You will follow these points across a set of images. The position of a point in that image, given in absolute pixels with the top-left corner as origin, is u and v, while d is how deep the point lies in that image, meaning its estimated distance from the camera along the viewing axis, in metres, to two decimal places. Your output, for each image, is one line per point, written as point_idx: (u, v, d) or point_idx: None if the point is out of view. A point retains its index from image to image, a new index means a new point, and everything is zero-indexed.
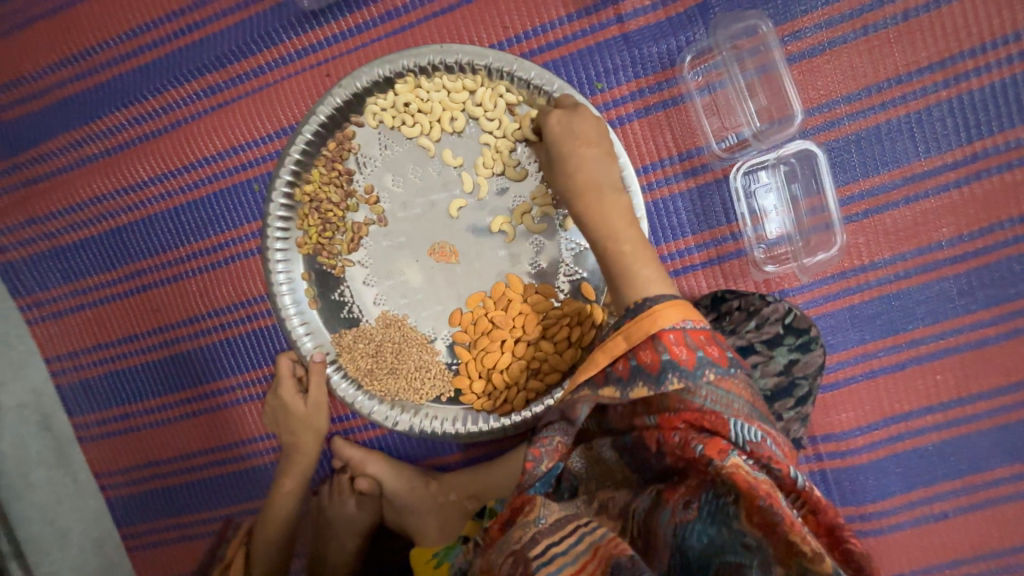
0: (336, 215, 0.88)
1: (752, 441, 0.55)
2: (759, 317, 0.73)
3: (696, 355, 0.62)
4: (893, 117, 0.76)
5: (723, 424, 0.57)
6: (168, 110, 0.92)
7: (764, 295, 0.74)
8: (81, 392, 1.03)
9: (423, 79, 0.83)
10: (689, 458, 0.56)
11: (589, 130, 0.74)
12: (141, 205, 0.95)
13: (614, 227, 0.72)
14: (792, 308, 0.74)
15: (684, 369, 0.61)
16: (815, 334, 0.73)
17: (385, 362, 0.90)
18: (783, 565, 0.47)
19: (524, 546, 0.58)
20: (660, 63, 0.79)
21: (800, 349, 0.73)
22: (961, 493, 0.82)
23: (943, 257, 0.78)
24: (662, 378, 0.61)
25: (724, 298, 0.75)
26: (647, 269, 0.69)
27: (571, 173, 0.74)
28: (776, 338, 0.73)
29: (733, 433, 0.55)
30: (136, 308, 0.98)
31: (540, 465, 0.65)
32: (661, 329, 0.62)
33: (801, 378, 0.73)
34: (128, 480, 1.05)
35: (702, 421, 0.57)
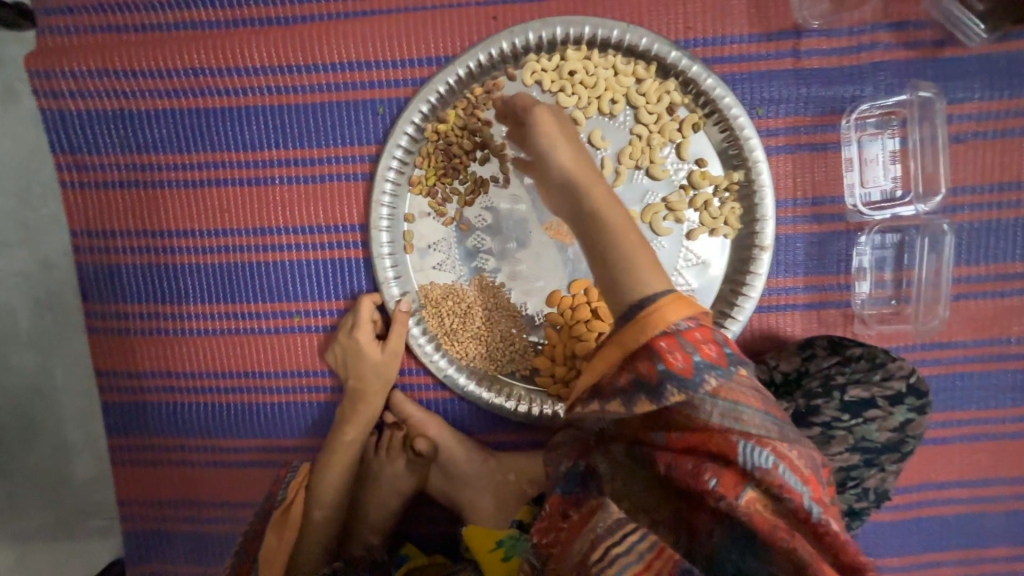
0: (462, 163, 0.84)
1: (761, 466, 0.54)
2: (885, 370, 0.74)
3: (693, 362, 0.56)
4: (1007, 217, 0.82)
5: (732, 447, 0.55)
6: (303, 0, 0.83)
7: (889, 351, 0.75)
8: (106, 278, 0.91)
9: (594, 53, 0.80)
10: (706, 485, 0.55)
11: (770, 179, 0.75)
12: (241, 92, 0.85)
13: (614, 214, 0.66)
14: (914, 369, 0.75)
15: (686, 381, 0.56)
16: (928, 399, 0.75)
17: (471, 326, 0.87)
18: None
19: (584, 555, 0.56)
20: (822, 107, 0.81)
21: (918, 411, 0.73)
22: (962, 562, 0.91)
23: (1010, 352, 0.86)
24: (660, 392, 0.57)
25: (845, 343, 0.76)
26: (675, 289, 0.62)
27: None
28: (899, 395, 0.73)
29: (742, 456, 0.54)
30: (202, 202, 0.88)
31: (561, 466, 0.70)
32: (654, 335, 0.58)
33: (908, 438, 0.75)
34: (135, 386, 0.93)
35: (716, 442, 0.56)
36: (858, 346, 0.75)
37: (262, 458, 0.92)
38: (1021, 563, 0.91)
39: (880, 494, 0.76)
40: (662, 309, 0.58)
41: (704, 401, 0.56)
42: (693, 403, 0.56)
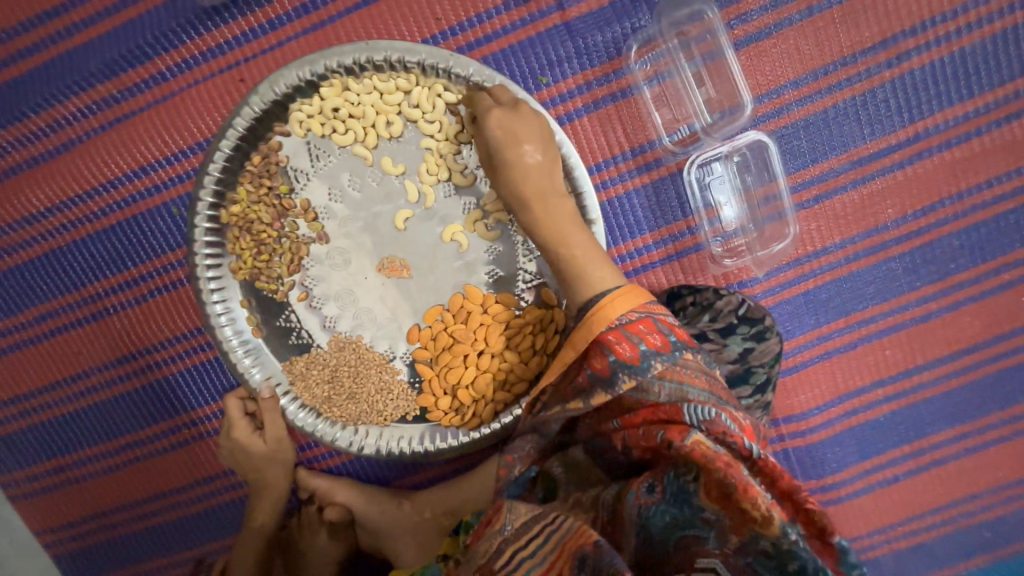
0: (272, 235, 0.81)
1: (707, 419, 0.57)
2: (712, 311, 0.75)
3: (610, 360, 0.63)
4: (840, 100, 0.75)
5: (677, 409, 0.59)
6: (58, 127, 0.80)
7: (717, 290, 0.75)
8: (4, 448, 0.93)
9: (350, 81, 0.75)
10: (653, 446, 0.57)
11: (530, 128, 0.70)
12: (41, 238, 0.83)
13: (561, 230, 0.71)
14: (746, 300, 0.75)
15: (633, 367, 0.62)
16: (767, 324, 0.74)
17: (342, 387, 0.86)
18: (737, 533, 0.50)
19: (488, 559, 0.58)
20: (606, 53, 0.74)
21: (753, 339, 0.74)
22: (909, 457, 0.87)
23: (891, 238, 0.80)
24: (591, 391, 0.64)
25: (678, 293, 0.77)
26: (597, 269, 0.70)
27: (513, 176, 0.70)
28: (729, 328, 0.75)
29: (688, 416, 0.57)
30: (54, 352, 0.88)
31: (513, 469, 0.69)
32: (603, 331, 0.64)
33: (757, 367, 0.75)
34: (74, 535, 0.97)
35: (659, 408, 0.60)
36: (686, 294, 0.76)
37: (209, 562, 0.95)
38: (969, 438, 0.87)
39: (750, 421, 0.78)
40: (609, 304, 0.66)
41: (654, 382, 0.62)
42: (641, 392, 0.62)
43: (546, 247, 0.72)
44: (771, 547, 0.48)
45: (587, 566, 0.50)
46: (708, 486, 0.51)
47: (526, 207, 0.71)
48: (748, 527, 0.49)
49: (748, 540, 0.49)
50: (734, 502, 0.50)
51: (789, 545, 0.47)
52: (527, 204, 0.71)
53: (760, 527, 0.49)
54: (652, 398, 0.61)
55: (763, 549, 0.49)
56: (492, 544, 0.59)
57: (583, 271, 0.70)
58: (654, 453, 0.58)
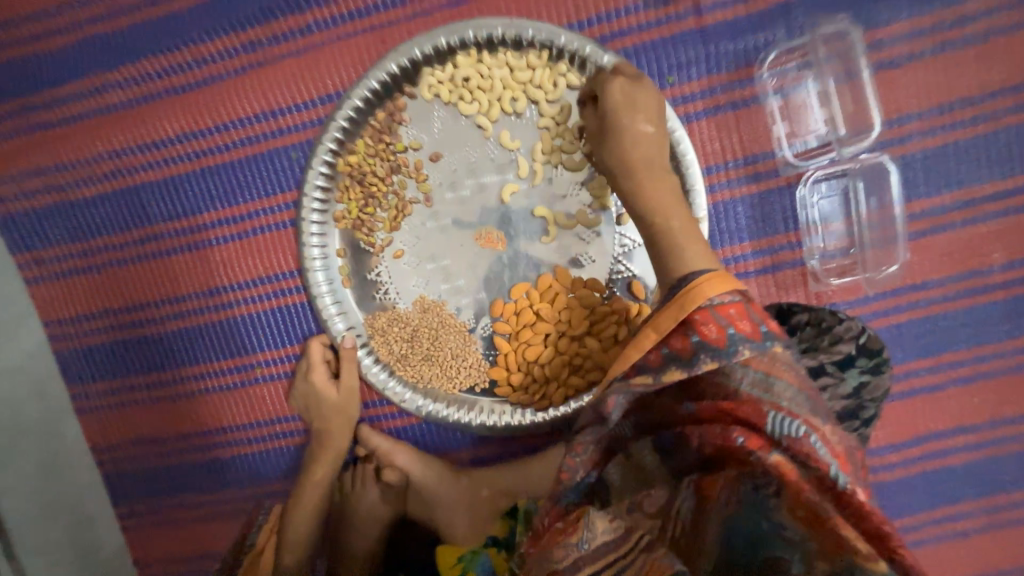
0: (380, 190, 0.83)
1: (791, 434, 0.47)
2: (833, 334, 0.70)
3: (729, 333, 0.52)
4: (963, 138, 0.76)
5: (760, 415, 0.49)
6: (202, 64, 0.85)
7: (835, 312, 0.71)
8: (82, 359, 0.96)
9: (486, 54, 0.78)
10: (727, 448, 0.49)
11: (647, 105, 0.69)
12: (163, 164, 0.88)
13: (663, 204, 0.64)
14: (864, 326, 0.72)
15: (755, 342, 0.52)
16: (885, 357, 0.71)
17: (420, 348, 0.86)
18: (828, 560, 0.43)
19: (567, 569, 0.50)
20: (734, 62, 0.77)
21: (870, 372, 0.71)
22: (983, 512, 0.84)
23: (993, 282, 0.79)
24: (694, 362, 0.51)
25: (792, 310, 0.71)
26: (675, 218, 0.61)
27: (624, 144, 0.67)
28: (849, 358, 0.70)
29: (773, 426, 0.48)
30: (150, 274, 0.92)
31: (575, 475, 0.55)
32: (692, 309, 0.53)
33: (869, 402, 0.71)
34: (128, 456, 0.99)
35: (739, 409, 0.50)
36: (808, 314, 0.70)
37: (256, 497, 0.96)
38: None
39: None
40: (702, 285, 0.55)
41: (737, 370, 0.51)
42: (730, 370, 0.51)
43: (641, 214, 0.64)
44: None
45: None
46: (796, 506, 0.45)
47: (630, 174, 0.66)
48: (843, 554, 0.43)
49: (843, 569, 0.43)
50: (821, 526, 0.44)
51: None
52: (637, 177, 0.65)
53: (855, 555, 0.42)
54: (734, 391, 0.51)
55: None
56: (569, 558, 0.51)
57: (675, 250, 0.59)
58: (725, 454, 0.49)
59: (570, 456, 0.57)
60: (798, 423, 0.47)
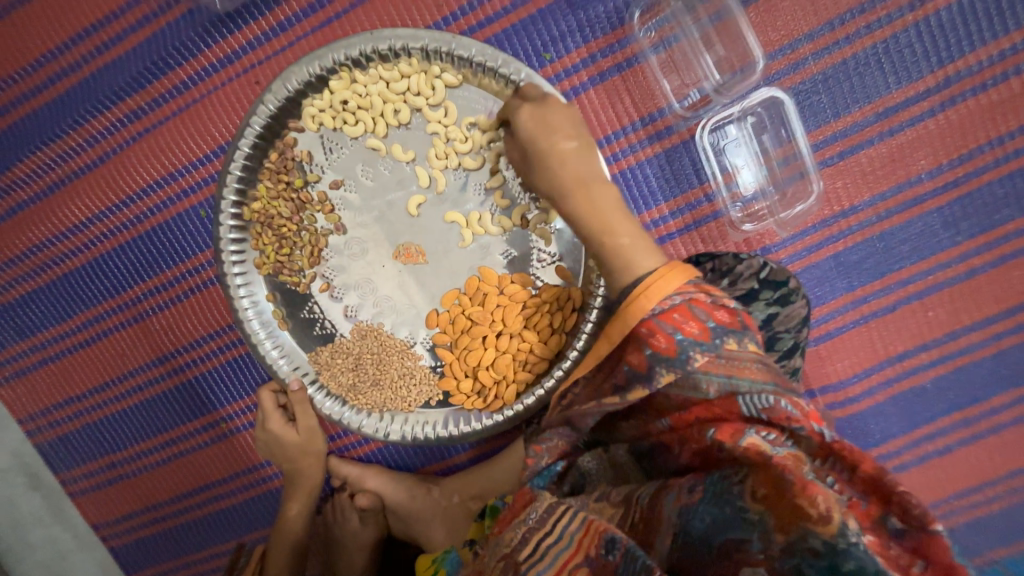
0: (291, 230, 0.83)
1: (766, 407, 0.52)
2: (732, 274, 0.72)
3: (677, 340, 0.56)
4: (861, 49, 0.72)
5: (733, 402, 0.53)
6: (94, 142, 0.85)
7: (736, 254, 0.73)
8: (61, 448, 0.99)
9: (357, 73, 0.77)
10: (704, 449, 0.53)
11: (559, 118, 0.69)
12: (85, 248, 0.89)
13: (610, 217, 0.66)
14: (768, 262, 0.72)
15: (706, 344, 0.55)
16: (793, 287, 0.71)
17: (367, 375, 0.87)
18: (784, 532, 0.47)
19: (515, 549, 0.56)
20: (609, 24, 0.74)
21: (778, 302, 0.71)
22: (961, 426, 0.82)
23: (925, 192, 0.75)
24: (653, 374, 0.56)
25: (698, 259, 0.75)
26: (621, 235, 0.64)
27: (551, 166, 0.67)
28: (752, 293, 0.71)
29: (745, 408, 0.52)
30: (101, 355, 0.94)
31: (541, 460, 0.65)
32: (638, 323, 0.58)
33: (784, 332, 0.71)
34: (129, 527, 1.03)
35: (713, 406, 0.54)
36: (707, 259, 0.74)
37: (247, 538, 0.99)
38: None
39: None
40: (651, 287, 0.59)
41: (699, 376, 0.55)
42: (687, 379, 0.55)
43: (591, 235, 0.66)
44: (823, 545, 0.45)
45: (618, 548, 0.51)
46: (755, 485, 0.49)
47: (570, 195, 0.67)
48: (799, 523, 0.46)
49: (796, 541, 0.46)
50: (788, 500, 0.46)
51: (846, 543, 0.45)
52: (569, 194, 0.67)
53: (808, 522, 0.45)
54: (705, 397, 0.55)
55: (812, 547, 0.46)
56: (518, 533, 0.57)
57: (631, 259, 0.63)
58: (704, 456, 0.53)
59: (537, 444, 0.67)
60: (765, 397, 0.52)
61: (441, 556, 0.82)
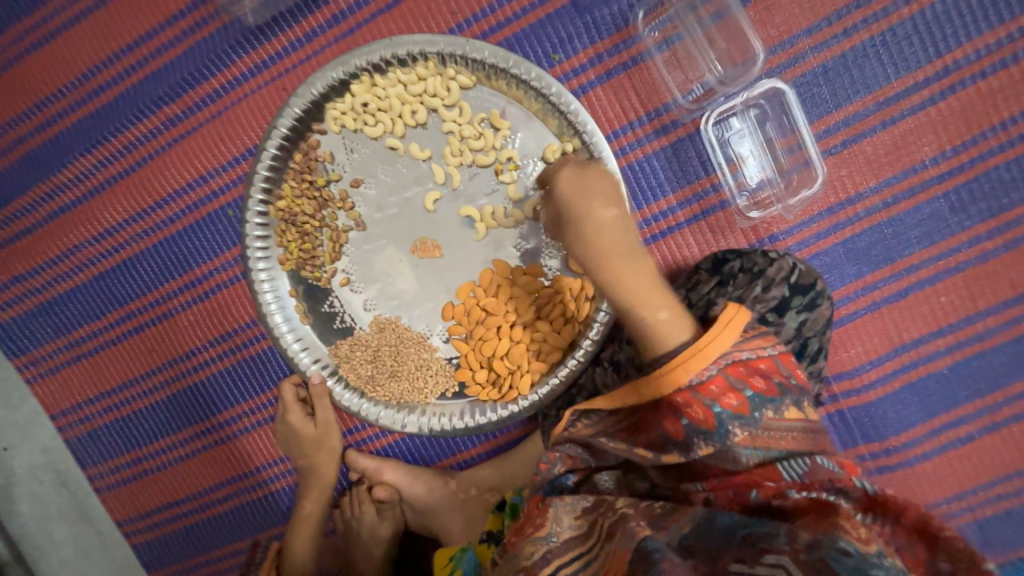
0: (313, 226, 0.87)
1: (805, 472, 0.56)
2: (765, 279, 0.71)
3: (716, 412, 0.58)
4: (859, 42, 0.74)
5: (774, 470, 0.57)
6: (132, 149, 0.91)
7: (766, 255, 0.73)
8: (90, 443, 1.03)
9: (377, 77, 0.81)
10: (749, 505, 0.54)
11: (599, 185, 0.69)
12: (120, 248, 0.94)
13: (644, 292, 0.66)
14: (796, 264, 0.72)
15: (745, 418, 0.58)
16: (819, 289, 0.71)
17: (384, 367, 0.89)
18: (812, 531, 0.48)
19: (533, 564, 0.54)
20: (614, 25, 0.78)
21: (808, 309, 0.71)
22: (982, 413, 0.81)
23: (931, 177, 0.76)
24: (692, 446, 0.59)
25: (726, 259, 0.75)
26: (659, 311, 0.64)
27: (588, 236, 0.67)
28: (784, 301, 0.70)
29: (786, 475, 0.56)
30: (131, 350, 0.98)
31: (554, 467, 0.64)
32: (670, 393, 0.60)
33: (812, 338, 0.72)
34: (150, 524, 1.04)
35: (754, 475, 0.57)
36: (738, 261, 0.73)
37: (265, 535, 1.00)
38: None
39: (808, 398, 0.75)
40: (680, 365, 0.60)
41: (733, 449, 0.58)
42: (725, 453, 0.58)
43: (623, 306, 0.66)
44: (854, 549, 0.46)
45: None
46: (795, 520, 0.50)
47: (602, 267, 0.67)
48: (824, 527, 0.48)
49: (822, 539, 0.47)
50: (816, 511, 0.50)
51: (872, 563, 0.45)
52: (604, 262, 0.66)
53: (841, 530, 0.48)
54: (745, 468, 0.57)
55: (843, 548, 0.47)
56: (536, 551, 0.55)
57: (665, 335, 0.64)
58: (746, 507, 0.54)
59: (552, 450, 0.65)
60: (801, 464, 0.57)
61: (457, 555, 0.82)
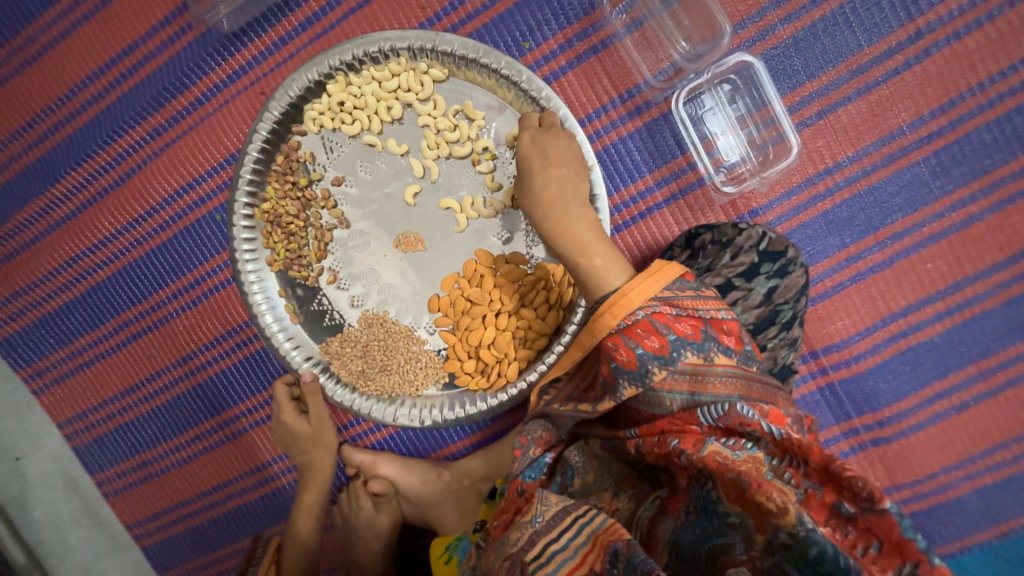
0: (298, 226, 0.88)
1: (721, 415, 0.56)
2: (734, 247, 0.73)
3: (638, 354, 0.59)
4: (829, 10, 0.74)
5: (692, 415, 0.57)
6: (121, 159, 0.93)
7: (735, 225, 0.74)
8: (97, 449, 1.05)
9: (352, 76, 0.83)
10: (667, 454, 0.57)
11: (560, 148, 0.73)
12: (115, 257, 0.97)
13: (587, 239, 0.68)
14: (767, 233, 0.73)
15: (664, 359, 0.58)
16: (791, 257, 0.72)
17: (374, 362, 0.90)
18: (761, 532, 0.47)
19: (520, 550, 0.54)
20: (581, 10, 0.78)
21: (778, 275, 0.72)
22: (976, 380, 0.80)
23: (910, 143, 0.75)
24: (618, 388, 0.61)
25: (697, 232, 0.75)
26: (596, 257, 0.66)
27: (534, 187, 0.71)
28: (753, 267, 0.73)
29: (702, 419, 0.57)
30: (131, 357, 1.00)
31: (528, 451, 0.67)
32: (601, 338, 0.60)
33: (783, 304, 0.73)
34: (159, 526, 1.07)
35: (675, 421, 0.58)
36: (707, 231, 0.75)
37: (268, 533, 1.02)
38: None
39: (784, 369, 0.75)
40: (633, 290, 0.60)
41: (656, 393, 0.59)
42: (650, 396, 0.60)
43: (565, 255, 0.68)
44: (790, 537, 0.45)
45: (621, 561, 0.49)
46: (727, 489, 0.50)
47: (546, 213, 0.70)
48: (765, 520, 0.47)
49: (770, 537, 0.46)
50: (751, 500, 0.48)
51: (806, 532, 0.45)
52: (544, 212, 0.70)
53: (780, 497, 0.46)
54: (667, 414, 0.59)
55: (782, 541, 0.45)
56: (524, 536, 0.55)
57: (601, 279, 0.64)
58: (669, 461, 0.57)
59: (522, 435, 0.69)
60: (717, 406, 0.56)
61: (452, 544, 0.83)
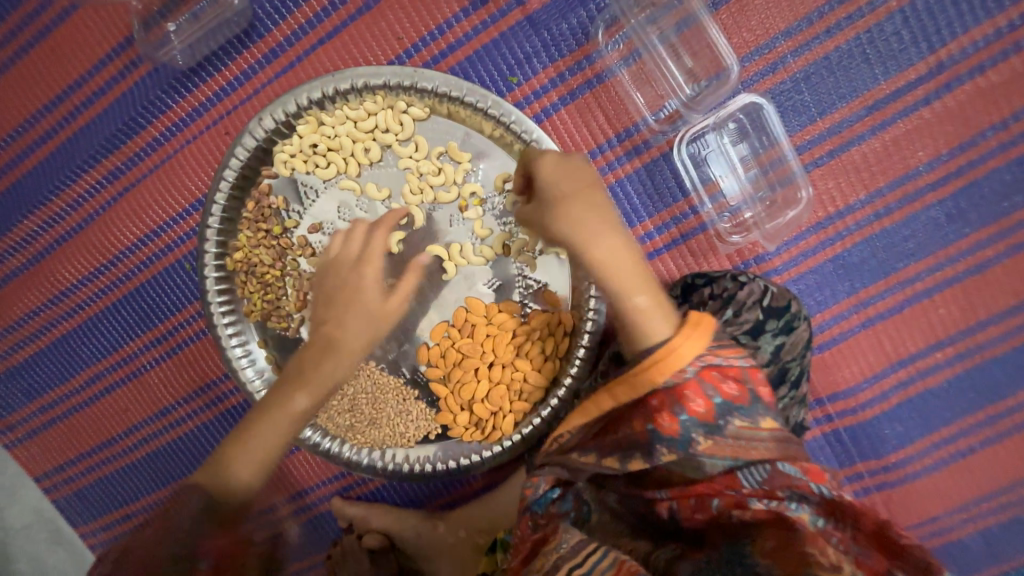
0: (274, 276, 0.81)
1: (766, 479, 0.52)
2: (736, 303, 0.67)
3: (679, 420, 0.54)
4: (843, 42, 0.68)
5: (734, 478, 0.53)
6: (78, 205, 0.85)
7: (735, 278, 0.69)
8: (77, 502, 1.01)
9: (323, 114, 0.76)
10: (709, 519, 0.52)
11: (583, 175, 0.62)
12: (80, 308, 0.90)
13: (629, 280, 0.59)
14: (768, 287, 0.68)
15: (707, 425, 0.54)
16: (796, 311, 0.67)
17: (363, 415, 0.86)
18: None
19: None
20: (574, 41, 0.72)
21: (785, 331, 0.66)
22: (985, 425, 0.77)
23: (926, 184, 0.71)
24: (654, 452, 0.55)
25: (693, 285, 0.70)
26: (640, 301, 0.58)
27: (559, 219, 0.61)
28: (758, 325, 0.66)
29: (746, 482, 0.52)
30: (106, 410, 0.95)
31: (539, 490, 0.60)
32: (640, 396, 0.55)
33: (792, 362, 0.67)
34: None
35: (715, 482, 0.53)
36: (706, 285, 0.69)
37: None
38: None
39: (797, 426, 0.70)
40: (682, 345, 0.55)
41: (696, 458, 0.54)
42: (688, 460, 0.54)
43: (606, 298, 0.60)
44: None
45: None
46: (763, 540, 0.49)
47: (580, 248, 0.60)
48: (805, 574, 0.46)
49: None
50: (794, 551, 0.47)
51: None
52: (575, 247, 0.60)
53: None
54: (707, 476, 0.54)
55: None
56: (549, 561, 0.53)
57: (649, 329, 0.57)
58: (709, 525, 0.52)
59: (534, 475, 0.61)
60: (762, 469, 0.52)
61: None
